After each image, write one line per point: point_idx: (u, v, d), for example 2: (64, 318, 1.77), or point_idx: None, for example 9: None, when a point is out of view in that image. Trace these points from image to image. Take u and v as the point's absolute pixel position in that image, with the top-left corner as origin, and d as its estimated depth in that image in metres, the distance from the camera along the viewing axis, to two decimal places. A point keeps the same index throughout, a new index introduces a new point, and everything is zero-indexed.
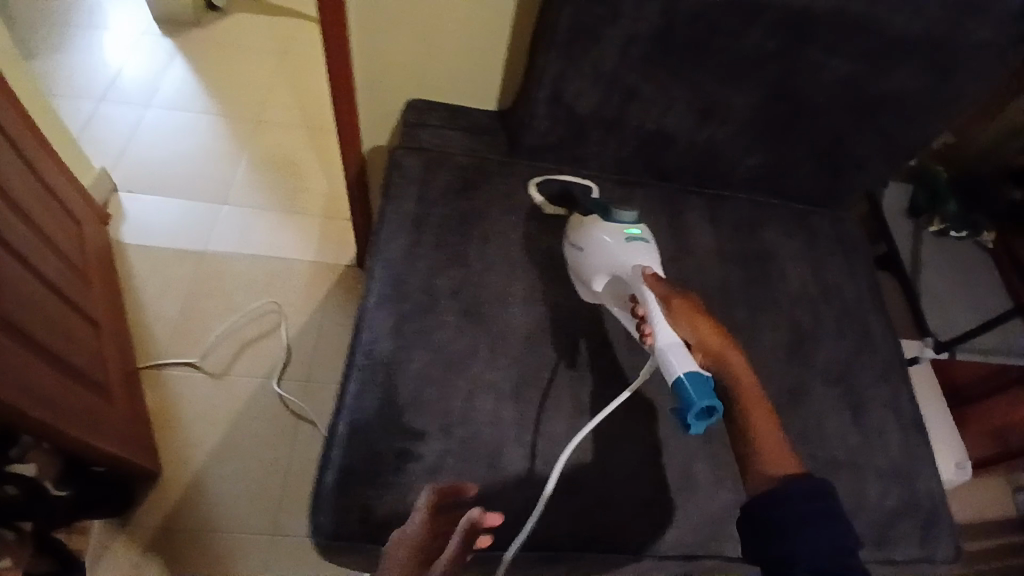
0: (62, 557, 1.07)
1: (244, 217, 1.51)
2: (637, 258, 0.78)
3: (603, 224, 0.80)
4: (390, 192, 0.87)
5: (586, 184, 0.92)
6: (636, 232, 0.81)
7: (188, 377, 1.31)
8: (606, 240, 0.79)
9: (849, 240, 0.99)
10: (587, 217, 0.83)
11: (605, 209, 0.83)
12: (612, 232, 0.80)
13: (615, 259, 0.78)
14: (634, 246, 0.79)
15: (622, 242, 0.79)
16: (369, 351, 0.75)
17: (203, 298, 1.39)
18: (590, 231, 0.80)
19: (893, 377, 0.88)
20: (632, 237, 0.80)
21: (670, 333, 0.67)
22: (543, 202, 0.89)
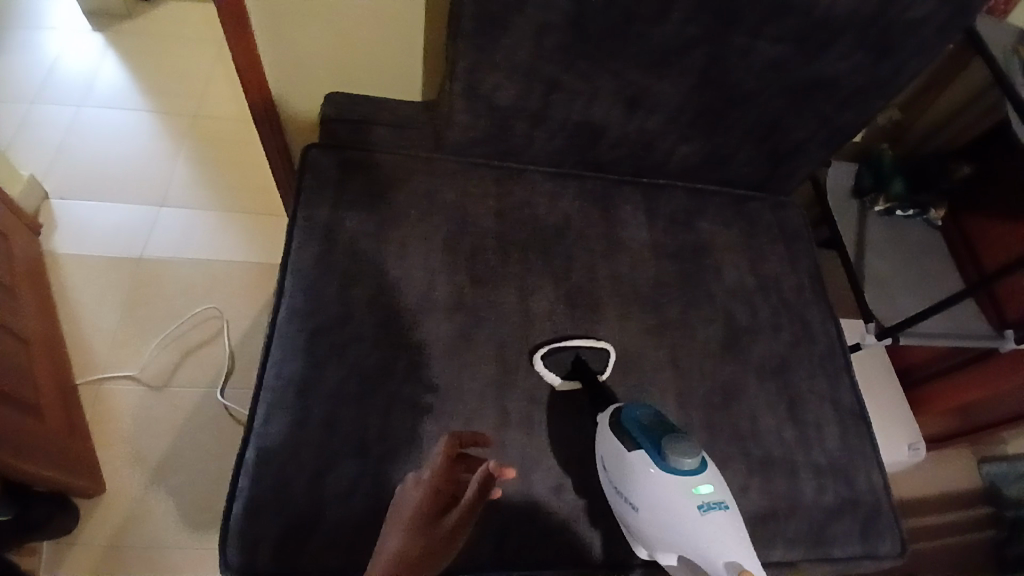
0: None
1: (184, 219, 1.45)
2: (719, 538, 0.62)
3: (667, 486, 0.64)
4: (303, 202, 0.83)
5: (602, 347, 0.79)
6: (705, 487, 0.64)
7: (128, 390, 1.26)
8: (678, 515, 0.63)
9: (791, 228, 0.96)
10: (641, 465, 0.65)
11: (661, 454, 0.65)
12: (677, 504, 0.63)
13: (686, 538, 0.63)
14: (711, 523, 0.62)
15: (695, 517, 0.63)
16: (278, 371, 0.71)
17: (143, 306, 1.34)
18: (652, 502, 0.64)
19: (832, 368, 0.86)
20: (705, 504, 0.63)
21: None
22: (558, 380, 0.76)
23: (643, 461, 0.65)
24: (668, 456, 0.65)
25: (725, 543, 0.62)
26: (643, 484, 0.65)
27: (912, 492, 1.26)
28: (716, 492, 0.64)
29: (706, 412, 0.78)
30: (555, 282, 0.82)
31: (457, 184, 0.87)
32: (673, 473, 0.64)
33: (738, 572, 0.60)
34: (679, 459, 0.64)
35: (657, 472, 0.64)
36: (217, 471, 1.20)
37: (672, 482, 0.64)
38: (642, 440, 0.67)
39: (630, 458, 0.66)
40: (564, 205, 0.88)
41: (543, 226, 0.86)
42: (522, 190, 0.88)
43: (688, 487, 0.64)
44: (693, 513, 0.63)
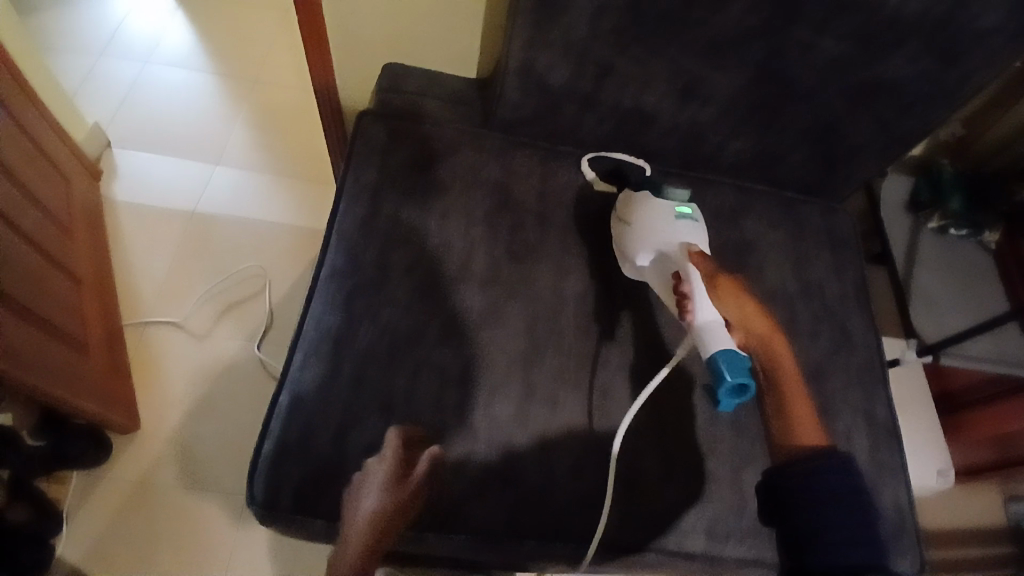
0: (38, 506, 1.10)
1: (237, 178, 1.49)
2: (685, 234, 0.78)
3: (656, 201, 0.79)
4: (352, 164, 0.85)
5: (641, 166, 0.90)
6: (690, 211, 0.81)
7: (169, 335, 1.31)
8: (657, 216, 0.78)
9: (838, 233, 0.94)
10: (638, 192, 0.82)
11: (660, 188, 0.82)
12: (662, 215, 0.78)
13: (663, 239, 0.77)
14: (686, 225, 0.78)
15: (672, 220, 0.78)
16: (317, 324, 0.73)
17: (190, 257, 1.39)
18: (644, 207, 0.79)
19: (868, 380, 0.85)
20: (685, 216, 0.79)
21: (710, 311, 0.71)
22: (594, 178, 0.88)
23: (643, 192, 0.81)
24: (666, 189, 0.82)
25: (690, 243, 0.78)
26: (641, 199, 0.80)
27: (939, 521, 1.22)
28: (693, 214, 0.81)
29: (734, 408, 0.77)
30: (594, 264, 0.82)
31: (503, 160, 0.87)
32: (662, 197, 0.81)
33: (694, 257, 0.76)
34: (671, 189, 0.82)
35: (652, 195, 0.81)
36: (247, 420, 1.25)
37: (662, 199, 0.80)
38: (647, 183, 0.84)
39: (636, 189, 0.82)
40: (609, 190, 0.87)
41: (585, 210, 0.86)
42: (566, 172, 0.88)
43: (672, 207, 0.80)
44: (671, 217, 0.78)
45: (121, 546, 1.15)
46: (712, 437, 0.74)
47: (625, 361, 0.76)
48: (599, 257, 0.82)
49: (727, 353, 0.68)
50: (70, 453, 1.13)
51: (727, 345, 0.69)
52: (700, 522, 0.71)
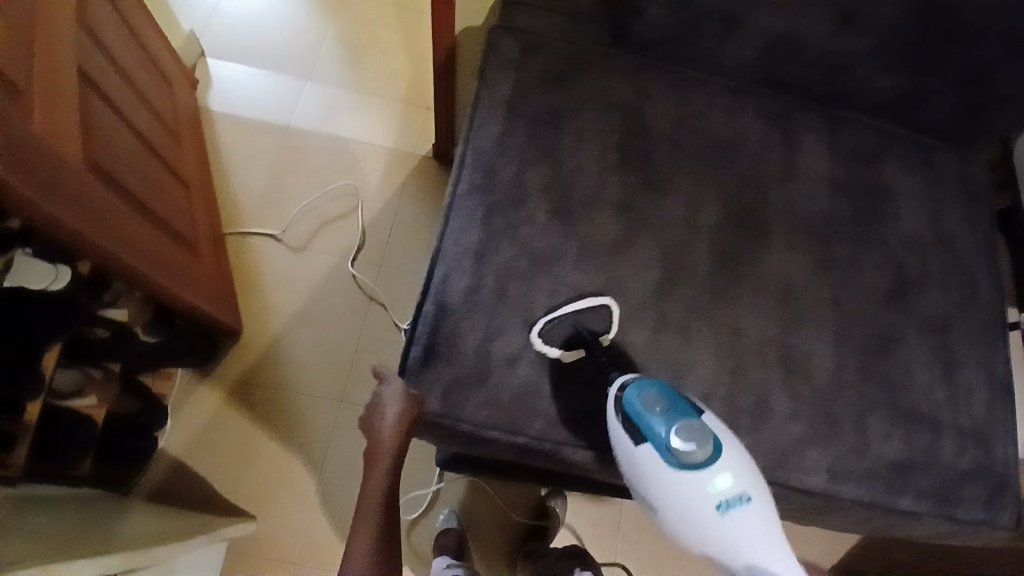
0: (146, 396, 1.16)
1: (328, 95, 1.49)
2: (745, 533, 0.60)
3: (688, 496, 0.61)
4: (483, 79, 0.83)
5: (601, 305, 0.73)
6: (724, 471, 0.61)
7: (269, 247, 1.35)
8: (702, 528, 0.61)
9: (973, 185, 0.90)
10: (642, 452, 0.64)
11: (665, 444, 0.62)
12: (700, 514, 0.61)
13: (723, 553, 0.61)
14: (739, 527, 0.60)
15: (717, 527, 0.60)
16: (457, 239, 0.75)
17: (287, 171, 1.41)
18: (675, 509, 0.62)
19: (991, 337, 0.84)
20: (722, 491, 0.61)
21: None
22: (560, 354, 0.71)
23: (654, 463, 0.63)
24: (675, 445, 0.61)
25: (753, 536, 0.60)
26: (664, 499, 0.63)
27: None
28: (739, 486, 0.61)
29: (860, 351, 0.77)
30: (726, 198, 0.80)
31: (636, 82, 0.84)
32: (686, 470, 0.61)
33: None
34: (682, 444, 0.61)
35: (671, 475, 0.62)
36: (343, 333, 1.31)
37: (688, 483, 0.61)
38: (642, 425, 0.64)
39: (637, 447, 0.64)
40: (743, 122, 0.84)
41: (720, 141, 0.83)
42: (700, 100, 0.85)
43: (705, 484, 0.61)
44: (713, 524, 0.60)
45: (221, 441, 1.23)
46: (835, 385, 0.75)
47: (753, 297, 0.76)
48: (732, 191, 0.81)
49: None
50: (174, 348, 1.18)
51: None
52: (822, 461, 0.73)
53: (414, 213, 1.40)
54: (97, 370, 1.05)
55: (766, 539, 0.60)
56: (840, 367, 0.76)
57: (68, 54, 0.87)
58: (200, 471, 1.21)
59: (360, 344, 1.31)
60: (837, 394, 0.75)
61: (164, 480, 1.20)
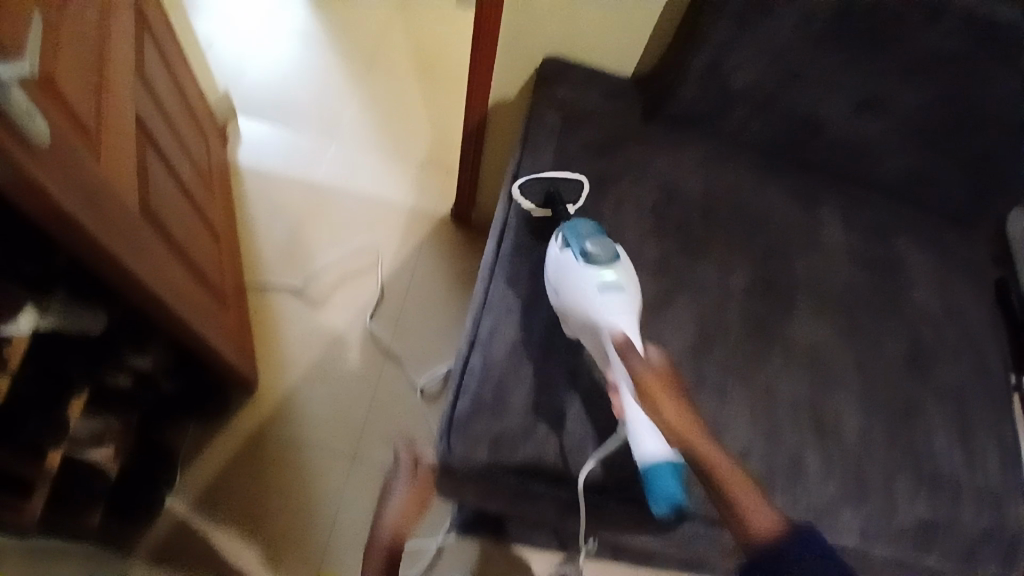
0: (150, 443, 1.12)
1: (351, 154, 1.54)
2: (613, 308, 0.70)
3: (580, 276, 0.72)
4: (525, 145, 0.89)
5: (576, 180, 0.86)
6: (619, 269, 0.73)
7: (288, 299, 1.36)
8: (581, 297, 0.71)
9: (973, 261, 0.97)
10: (560, 249, 0.76)
11: (582, 246, 0.74)
12: (584, 289, 0.71)
13: (590, 317, 0.70)
14: (609, 306, 0.70)
15: (589, 300, 0.70)
16: (502, 294, 0.79)
17: (309, 225, 1.45)
18: (565, 287, 0.73)
19: (999, 401, 0.88)
20: (614, 280, 0.72)
21: (646, 439, 0.64)
22: (530, 207, 0.83)
23: (565, 255, 0.75)
24: (587, 249, 0.74)
25: (622, 313, 0.70)
26: (560, 279, 0.74)
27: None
28: (619, 279, 0.72)
29: (885, 417, 0.81)
30: (755, 265, 0.86)
31: (669, 155, 0.91)
32: (587, 260, 0.73)
33: (616, 332, 0.69)
34: (592, 247, 0.74)
35: (573, 259, 0.74)
36: (357, 388, 1.29)
37: (586, 271, 0.72)
38: (569, 234, 0.76)
39: (558, 250, 0.76)
40: (768, 194, 0.91)
41: (749, 212, 0.89)
42: (728, 174, 0.92)
43: (596, 271, 0.72)
44: (594, 297, 0.70)
45: (230, 501, 1.19)
46: (863, 448, 0.78)
47: (780, 358, 0.81)
48: (758, 260, 0.86)
49: (662, 466, 0.62)
50: (182, 394, 1.17)
51: (661, 450, 0.63)
52: (853, 521, 0.75)
53: (430, 269, 1.43)
54: (115, 418, 1.00)
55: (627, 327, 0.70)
56: (866, 427, 0.79)
57: (127, 104, 0.91)
58: (204, 535, 1.15)
59: (375, 401, 1.29)
60: (867, 455, 0.78)
61: (167, 540, 1.14)
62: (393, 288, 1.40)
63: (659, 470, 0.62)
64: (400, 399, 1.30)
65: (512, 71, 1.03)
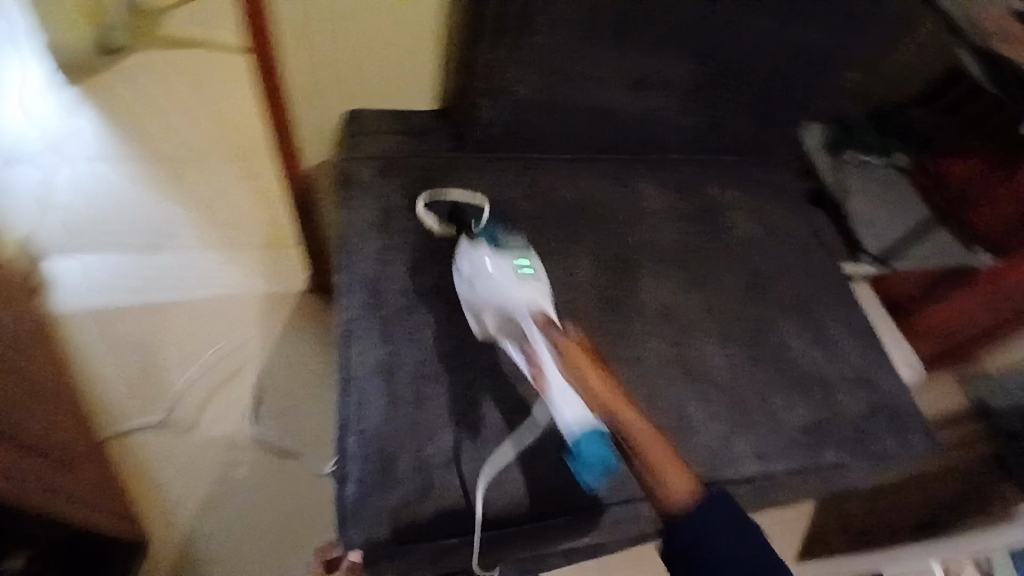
0: None
1: (185, 259, 1.44)
2: (528, 293, 0.78)
3: (497, 259, 0.79)
4: (343, 204, 0.87)
5: (479, 205, 0.89)
6: (533, 263, 0.82)
7: (156, 437, 1.25)
8: (495, 277, 0.78)
9: (785, 181, 1.05)
10: (473, 239, 0.82)
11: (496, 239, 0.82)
12: (503, 270, 0.78)
13: (506, 299, 0.76)
14: (525, 289, 0.78)
15: (508, 283, 0.77)
16: (361, 359, 0.75)
17: (159, 350, 1.34)
18: (480, 272, 0.78)
19: (841, 295, 0.96)
20: (527, 269, 0.80)
21: (571, 400, 0.67)
22: (433, 224, 0.86)
23: (479, 244, 0.81)
24: (502, 243, 0.82)
25: (535, 295, 0.78)
26: (475, 264, 0.79)
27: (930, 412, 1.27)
28: (533, 268, 0.81)
29: (748, 347, 0.86)
30: (594, 250, 0.89)
31: (486, 172, 0.92)
32: (502, 249, 0.81)
33: (536, 310, 0.76)
34: (508, 241, 0.82)
35: (489, 249, 0.81)
36: (262, 500, 1.21)
37: (502, 257, 0.80)
38: (484, 232, 0.83)
39: (470, 243, 0.82)
40: (586, 182, 0.95)
41: (574, 204, 0.93)
42: (547, 174, 0.94)
43: (512, 258, 0.80)
44: (513, 282, 0.78)
45: None
46: (738, 385, 0.83)
47: (642, 329, 0.84)
48: (596, 244, 0.90)
49: (588, 431, 0.65)
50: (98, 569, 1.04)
51: (586, 414, 0.66)
52: (751, 450, 0.79)
53: (303, 349, 1.36)
54: None
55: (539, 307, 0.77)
56: (733, 362, 0.84)
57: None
58: None
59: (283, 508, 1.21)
60: (743, 388, 0.82)
61: None
62: (270, 382, 1.32)
63: (595, 434, 0.65)
64: (312, 492, 1.22)
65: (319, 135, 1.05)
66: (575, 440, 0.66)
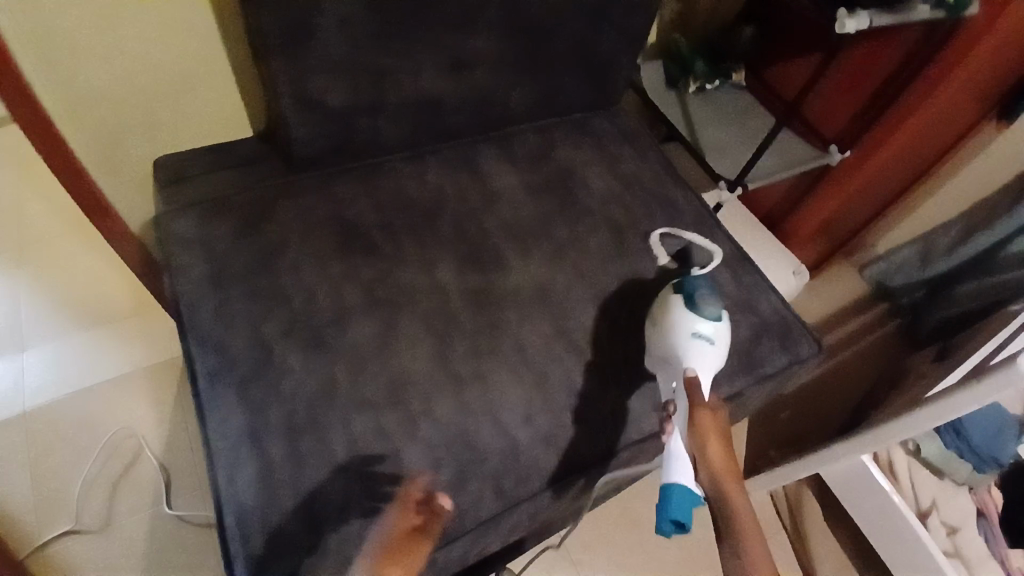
0: None
1: (51, 355, 1.29)
2: (693, 360, 0.72)
3: (685, 319, 0.74)
4: (171, 266, 0.80)
5: (710, 251, 0.91)
6: (715, 326, 0.74)
7: (76, 546, 1.12)
8: (672, 333, 0.74)
9: (631, 130, 1.05)
10: (671, 294, 0.78)
11: (694, 297, 0.76)
12: (683, 329, 0.74)
13: (676, 358, 0.73)
14: (698, 356, 0.72)
15: (682, 344, 0.73)
16: (222, 432, 0.70)
17: (47, 457, 1.19)
18: (668, 325, 0.75)
19: (706, 226, 0.96)
20: (709, 335, 0.73)
21: (682, 460, 0.63)
22: (664, 260, 0.90)
23: (676, 300, 0.76)
24: (703, 303, 0.75)
25: (704, 366, 0.72)
26: (666, 316, 0.76)
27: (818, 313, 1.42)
28: (714, 335, 0.74)
29: (623, 303, 0.85)
30: (452, 246, 0.86)
31: (321, 191, 0.86)
32: (698, 311, 0.75)
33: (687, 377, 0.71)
34: (705, 303, 0.75)
35: (685, 308, 0.75)
36: None
37: (688, 318, 0.74)
38: (683, 286, 0.78)
39: (671, 296, 0.77)
40: (432, 177, 0.91)
41: (422, 204, 0.88)
42: (389, 180, 0.89)
43: (699, 324, 0.74)
44: (687, 344, 0.73)
45: None
46: (622, 342, 0.82)
47: (513, 314, 0.82)
48: (455, 237, 0.86)
49: (683, 491, 0.61)
50: None
51: (690, 481, 0.61)
52: (644, 403, 0.80)
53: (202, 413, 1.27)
54: None
55: (693, 370, 0.71)
56: (611, 324, 0.83)
57: None
58: None
59: None
60: (624, 344, 0.82)
61: None
62: (174, 457, 1.22)
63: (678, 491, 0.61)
64: None
65: (133, 186, 0.96)
66: (664, 493, 0.61)
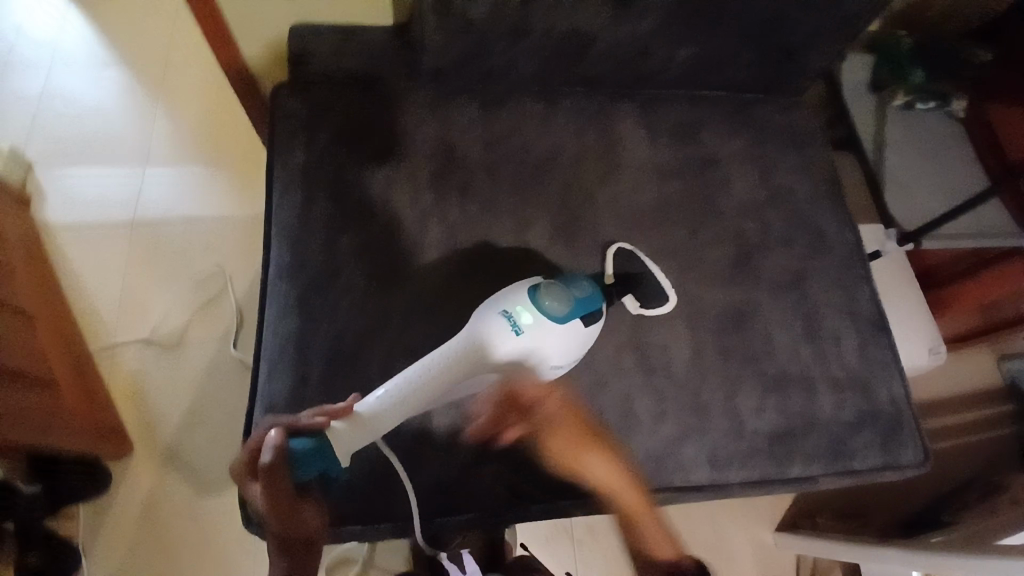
0: (52, 544, 0.99)
1: (177, 175, 1.32)
2: (476, 337, 0.64)
3: (516, 295, 0.66)
4: (277, 147, 0.77)
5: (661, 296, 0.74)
6: (536, 318, 0.65)
7: (143, 354, 1.18)
8: (493, 305, 0.67)
9: (804, 132, 0.88)
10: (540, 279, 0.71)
11: (541, 287, 0.67)
12: (504, 304, 0.66)
13: (468, 326, 0.66)
14: (490, 335, 0.64)
15: (485, 317, 0.65)
16: (274, 330, 0.69)
17: (142, 268, 1.25)
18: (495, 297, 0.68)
19: (851, 274, 0.81)
20: (521, 323, 0.64)
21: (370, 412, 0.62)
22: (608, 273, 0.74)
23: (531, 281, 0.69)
24: (542, 295, 0.66)
25: (485, 351, 0.64)
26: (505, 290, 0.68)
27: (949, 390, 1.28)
28: (523, 326, 0.64)
29: (716, 331, 0.74)
30: (552, 212, 0.77)
31: (438, 110, 0.80)
32: (530, 296, 0.66)
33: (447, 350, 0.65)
34: (548, 295, 0.66)
35: (524, 288, 0.67)
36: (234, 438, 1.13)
37: (514, 298, 0.66)
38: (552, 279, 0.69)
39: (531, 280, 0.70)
40: (556, 127, 0.81)
41: (536, 155, 0.80)
42: (508, 114, 0.81)
43: (523, 305, 0.65)
44: (488, 319, 0.65)
45: None
46: (702, 377, 0.72)
47: None
48: (559, 201, 0.78)
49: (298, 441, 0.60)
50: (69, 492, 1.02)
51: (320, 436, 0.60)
52: (702, 454, 0.70)
53: None
54: None
55: (471, 340, 0.64)
56: (698, 354, 0.73)
57: None
58: None
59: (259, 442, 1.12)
60: (700, 380, 0.72)
61: None
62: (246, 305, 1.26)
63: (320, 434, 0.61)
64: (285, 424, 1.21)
65: None
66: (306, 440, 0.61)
